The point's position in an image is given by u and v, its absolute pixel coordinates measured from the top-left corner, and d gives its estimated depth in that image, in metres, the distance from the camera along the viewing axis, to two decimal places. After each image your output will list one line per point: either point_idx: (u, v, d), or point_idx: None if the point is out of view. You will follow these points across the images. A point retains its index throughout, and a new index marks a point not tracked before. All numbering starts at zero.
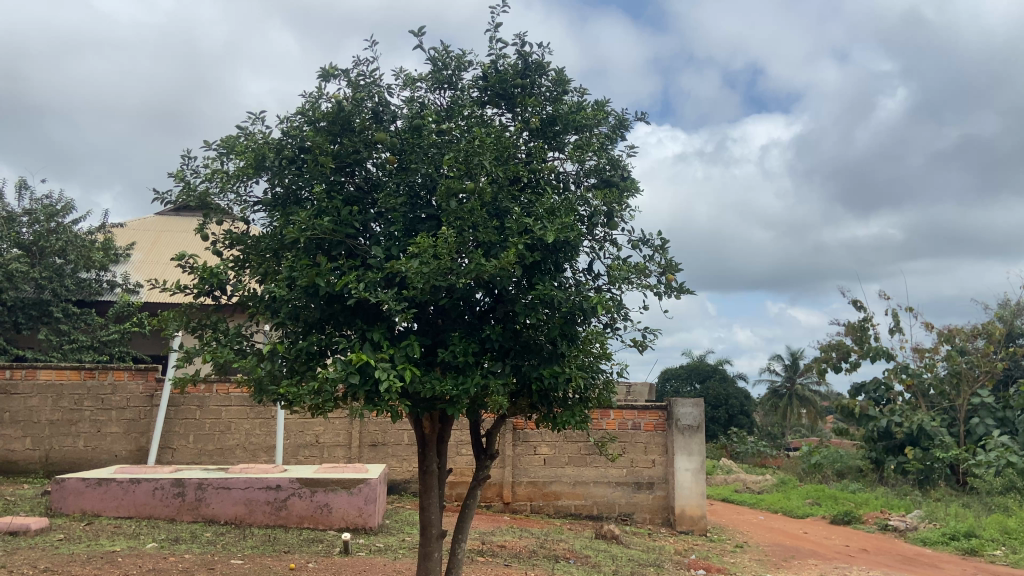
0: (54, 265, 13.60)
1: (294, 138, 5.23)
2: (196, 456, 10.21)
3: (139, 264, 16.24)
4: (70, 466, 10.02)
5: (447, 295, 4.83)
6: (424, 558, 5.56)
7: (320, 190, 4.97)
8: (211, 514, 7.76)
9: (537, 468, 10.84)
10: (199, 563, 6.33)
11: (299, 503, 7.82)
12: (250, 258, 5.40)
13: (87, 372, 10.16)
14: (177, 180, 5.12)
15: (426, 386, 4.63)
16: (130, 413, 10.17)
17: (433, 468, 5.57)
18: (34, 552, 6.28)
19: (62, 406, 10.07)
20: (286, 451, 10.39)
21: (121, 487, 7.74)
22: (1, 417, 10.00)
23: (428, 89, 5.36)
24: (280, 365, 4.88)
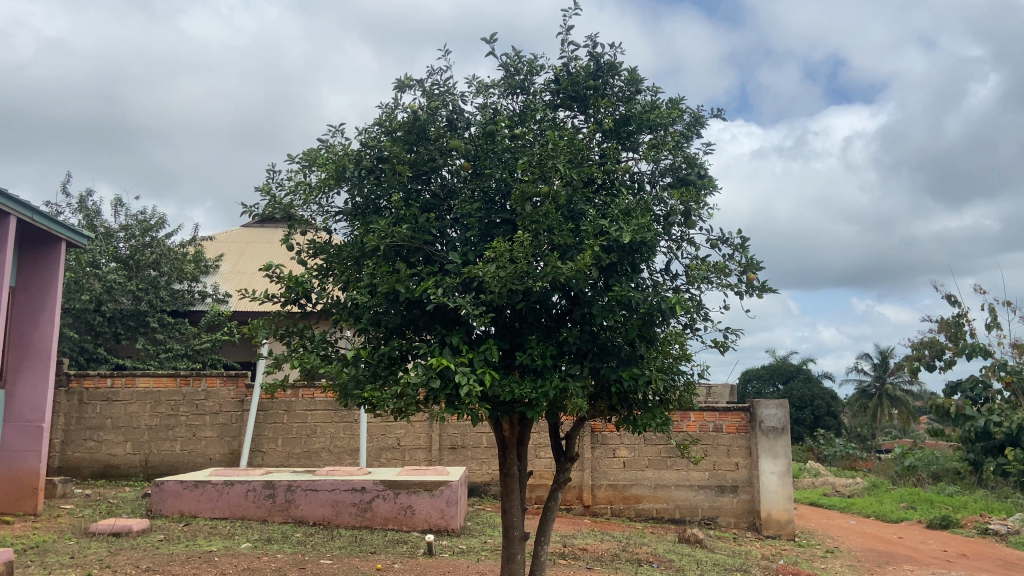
0: (150, 277, 14.33)
1: (372, 149, 5.38)
2: (285, 459, 10.55)
3: (228, 274, 16.94)
4: (168, 469, 10.52)
5: (524, 298, 4.88)
6: (508, 560, 5.61)
7: (398, 199, 5.10)
8: (300, 515, 8.01)
9: (617, 472, 10.74)
10: (290, 563, 6.55)
11: (383, 505, 7.98)
12: (333, 266, 5.59)
13: (182, 379, 10.65)
14: (264, 193, 5.34)
15: (505, 389, 4.68)
16: (223, 418, 10.60)
17: (514, 471, 5.61)
18: (137, 553, 6.62)
19: (159, 411, 10.59)
20: (370, 454, 10.62)
21: (217, 489, 8.09)
22: (104, 424, 10.57)
23: (501, 95, 5.42)
24: (364, 371, 5.03)
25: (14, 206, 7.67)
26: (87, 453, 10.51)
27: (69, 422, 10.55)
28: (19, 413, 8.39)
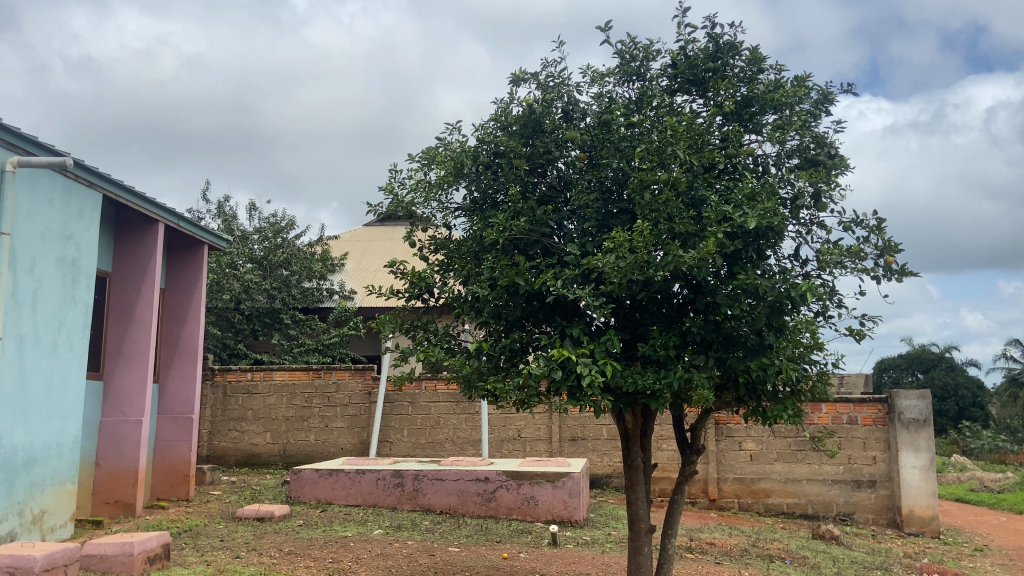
0: (282, 276, 15.16)
1: (489, 144, 5.45)
2: (411, 449, 10.90)
3: (353, 272, 17.65)
4: (304, 458, 11.10)
5: (645, 289, 4.82)
6: (635, 552, 5.56)
7: (515, 193, 5.15)
8: (427, 503, 8.24)
9: (744, 465, 10.43)
10: (420, 550, 6.76)
11: (507, 495, 8.08)
12: (453, 261, 5.71)
13: (315, 372, 11.20)
14: (387, 192, 5.53)
15: (628, 380, 4.64)
16: (352, 409, 11.08)
17: (638, 463, 5.55)
18: (280, 537, 7.02)
19: (295, 403, 11.17)
20: (492, 445, 10.79)
21: (349, 477, 8.48)
22: (246, 415, 11.26)
23: (617, 83, 5.36)
24: (486, 363, 5.12)
25: (161, 213, 8.28)
26: (232, 443, 11.24)
27: (215, 413, 11.31)
28: (171, 405, 9.06)
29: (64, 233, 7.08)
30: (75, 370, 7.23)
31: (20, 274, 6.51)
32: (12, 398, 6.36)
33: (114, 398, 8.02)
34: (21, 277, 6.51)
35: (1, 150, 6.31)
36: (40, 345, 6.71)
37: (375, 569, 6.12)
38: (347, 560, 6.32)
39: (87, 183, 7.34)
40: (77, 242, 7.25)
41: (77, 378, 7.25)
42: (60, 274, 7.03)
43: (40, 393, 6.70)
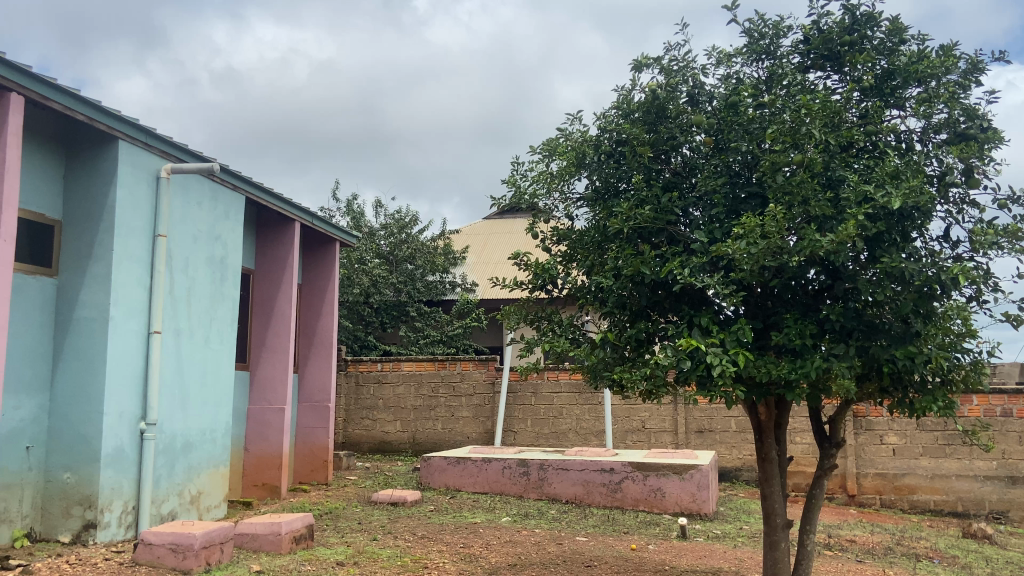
0: (408, 270, 15.64)
1: (611, 132, 5.38)
2: (535, 439, 11.01)
3: (475, 265, 18.01)
4: (432, 446, 11.44)
5: (778, 276, 4.66)
6: (770, 548, 5.39)
7: (639, 180, 5.08)
8: (553, 492, 8.31)
9: (886, 460, 9.88)
10: (548, 538, 6.83)
11: (633, 486, 8.01)
12: (576, 252, 5.71)
13: (440, 363, 11.52)
14: (508, 185, 5.59)
15: (762, 370, 4.49)
16: (477, 399, 11.33)
17: (773, 456, 5.37)
18: (413, 521, 7.28)
19: (422, 393, 11.53)
20: (616, 436, 10.74)
21: (477, 466, 8.69)
22: (377, 404, 11.72)
23: (745, 63, 5.19)
24: (613, 353, 5.10)
25: (297, 212, 8.73)
26: (365, 430, 11.74)
27: (348, 402, 11.84)
28: (310, 394, 9.56)
29: (213, 233, 7.60)
30: (225, 361, 7.76)
31: (176, 272, 7.05)
32: (171, 387, 6.90)
33: (259, 387, 8.56)
34: (177, 275, 7.05)
35: (157, 159, 6.84)
36: (194, 338, 7.25)
37: (506, 555, 6.24)
38: (477, 546, 6.48)
39: (232, 186, 7.84)
40: (224, 241, 7.78)
41: (227, 368, 7.78)
42: (210, 272, 7.56)
43: (195, 382, 7.24)
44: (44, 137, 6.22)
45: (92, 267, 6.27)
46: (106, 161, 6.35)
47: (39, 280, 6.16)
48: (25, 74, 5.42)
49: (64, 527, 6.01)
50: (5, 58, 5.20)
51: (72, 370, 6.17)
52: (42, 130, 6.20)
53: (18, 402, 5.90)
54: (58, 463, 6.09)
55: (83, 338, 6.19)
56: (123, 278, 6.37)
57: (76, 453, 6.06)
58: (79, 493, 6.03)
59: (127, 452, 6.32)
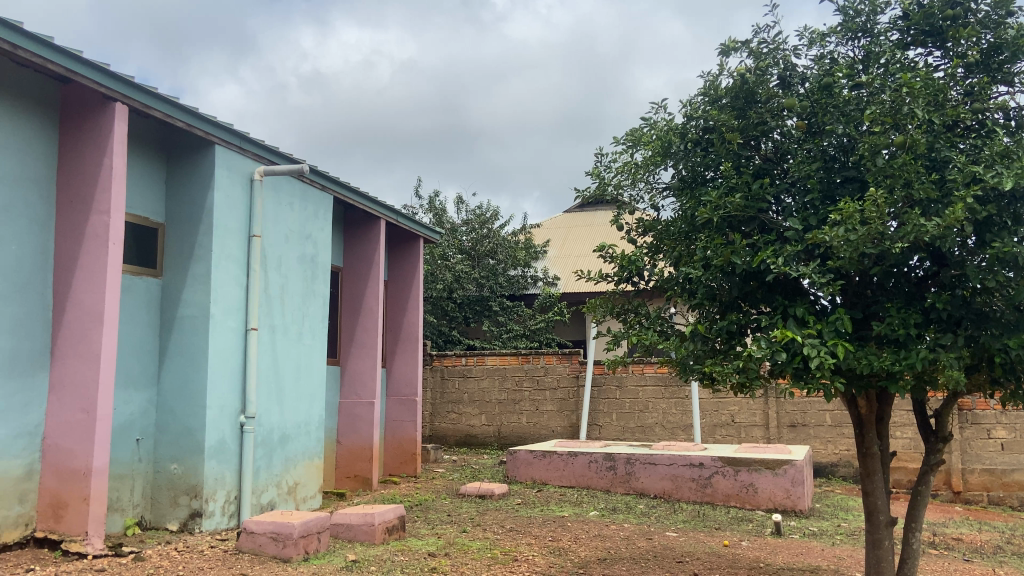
0: (490, 265, 15.74)
1: (697, 120, 5.25)
2: (621, 433, 10.91)
3: (556, 259, 17.98)
4: (518, 440, 11.50)
5: (879, 264, 4.46)
6: (874, 546, 5.18)
7: (728, 168, 4.94)
8: (641, 487, 8.22)
9: (993, 455, 9.37)
10: (638, 533, 6.76)
11: (724, 481, 7.85)
12: (663, 243, 5.60)
13: (524, 357, 11.57)
14: (592, 176, 5.52)
15: (862, 362, 4.30)
16: (562, 393, 11.33)
17: (875, 451, 5.14)
18: (501, 514, 7.33)
19: (507, 386, 11.60)
20: (704, 430, 10.53)
21: (563, 459, 8.69)
22: (462, 397, 11.85)
23: (839, 42, 4.98)
24: (703, 346, 4.98)
25: (381, 209, 8.90)
26: (451, 424, 11.89)
27: (434, 396, 12.01)
28: (397, 388, 9.75)
29: (303, 232, 7.83)
30: (318, 356, 8.00)
31: (270, 271, 7.30)
32: (268, 381, 7.16)
33: (350, 381, 8.79)
34: (271, 274, 7.30)
35: (251, 162, 7.09)
36: (289, 334, 7.50)
37: (596, 549, 6.20)
38: (566, 540, 6.47)
39: (320, 186, 8.06)
40: (314, 240, 8.01)
41: (319, 363, 8.01)
42: (302, 270, 7.79)
43: (290, 376, 7.49)
44: (147, 144, 6.54)
45: (193, 267, 6.55)
46: (203, 165, 6.63)
47: (146, 280, 6.48)
48: (128, 84, 5.70)
49: (172, 516, 6.31)
50: (109, 69, 5.48)
51: (177, 366, 6.48)
52: (146, 138, 6.51)
53: (128, 396, 6.23)
54: (166, 455, 6.40)
55: (186, 335, 6.48)
56: (222, 278, 6.64)
57: (182, 445, 6.36)
58: (185, 483, 6.32)
59: (228, 444, 6.59)
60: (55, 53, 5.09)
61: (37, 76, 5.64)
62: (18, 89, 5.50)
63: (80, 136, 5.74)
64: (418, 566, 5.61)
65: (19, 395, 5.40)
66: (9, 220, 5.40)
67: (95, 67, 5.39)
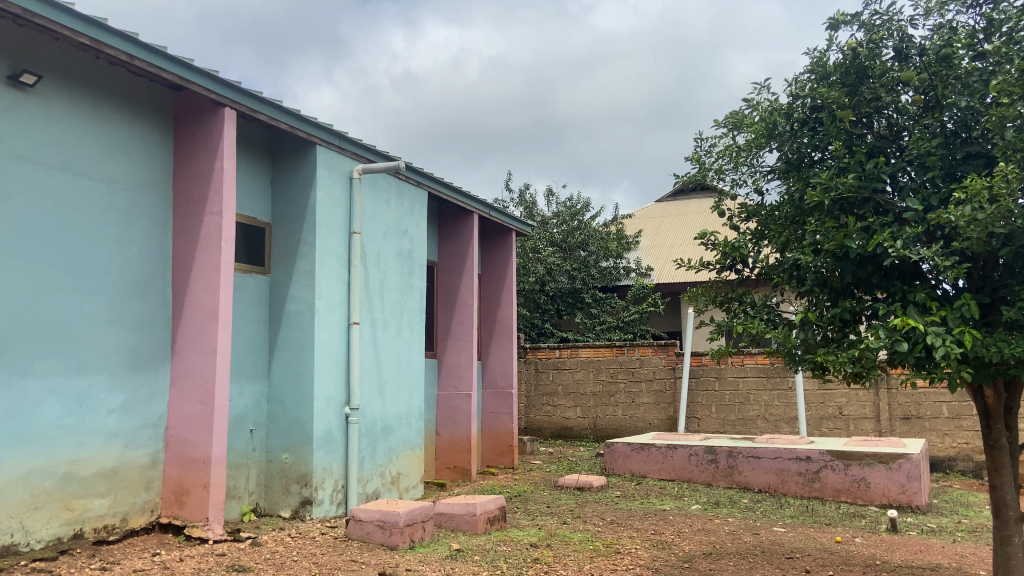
0: (581, 257, 15.67)
1: (804, 98, 5.03)
2: (721, 426, 10.67)
3: (648, 250, 17.74)
4: (614, 432, 11.41)
5: (1009, 245, 4.18)
6: (1003, 543, 4.88)
7: (840, 147, 4.69)
8: (744, 481, 8.01)
9: None
10: (743, 527, 6.59)
11: (833, 476, 7.56)
12: (768, 229, 5.37)
13: (618, 349, 11.47)
14: (692, 162, 5.37)
15: (991, 350, 4.02)
16: (658, 385, 11.17)
17: (1004, 444, 4.81)
18: (601, 506, 7.29)
19: (602, 378, 11.53)
20: (810, 423, 10.17)
21: (662, 452, 8.59)
22: (557, 390, 11.85)
23: (960, 9, 4.66)
24: (814, 335, 4.73)
25: (474, 204, 8.99)
26: (546, 416, 11.91)
27: (529, 388, 12.06)
28: (493, 380, 9.83)
29: (400, 228, 7.99)
30: (416, 349, 8.15)
31: (370, 266, 7.47)
32: (370, 374, 7.34)
33: (447, 374, 8.91)
34: (371, 269, 7.48)
35: (350, 161, 7.28)
36: (389, 327, 7.67)
37: (700, 543, 6.06)
38: (669, 533, 6.37)
39: (415, 182, 8.20)
40: (411, 235, 8.16)
41: (417, 356, 8.16)
42: (400, 265, 7.95)
43: (391, 369, 7.66)
44: (253, 146, 6.79)
45: (298, 264, 6.77)
46: (306, 165, 6.84)
47: (256, 278, 6.75)
48: (236, 90, 5.92)
49: (285, 503, 6.55)
50: (219, 76, 5.72)
51: (286, 359, 6.72)
52: (252, 140, 6.77)
53: (242, 389, 6.50)
54: (277, 445, 6.65)
55: (294, 330, 6.70)
56: (325, 274, 6.84)
57: (292, 435, 6.59)
58: (295, 472, 6.55)
59: (335, 435, 6.80)
60: (170, 62, 5.34)
61: (154, 86, 5.94)
62: (137, 98, 5.80)
63: (193, 141, 6.01)
64: (522, 556, 5.63)
65: (144, 387, 5.72)
66: (133, 223, 5.71)
67: (205, 74, 5.63)
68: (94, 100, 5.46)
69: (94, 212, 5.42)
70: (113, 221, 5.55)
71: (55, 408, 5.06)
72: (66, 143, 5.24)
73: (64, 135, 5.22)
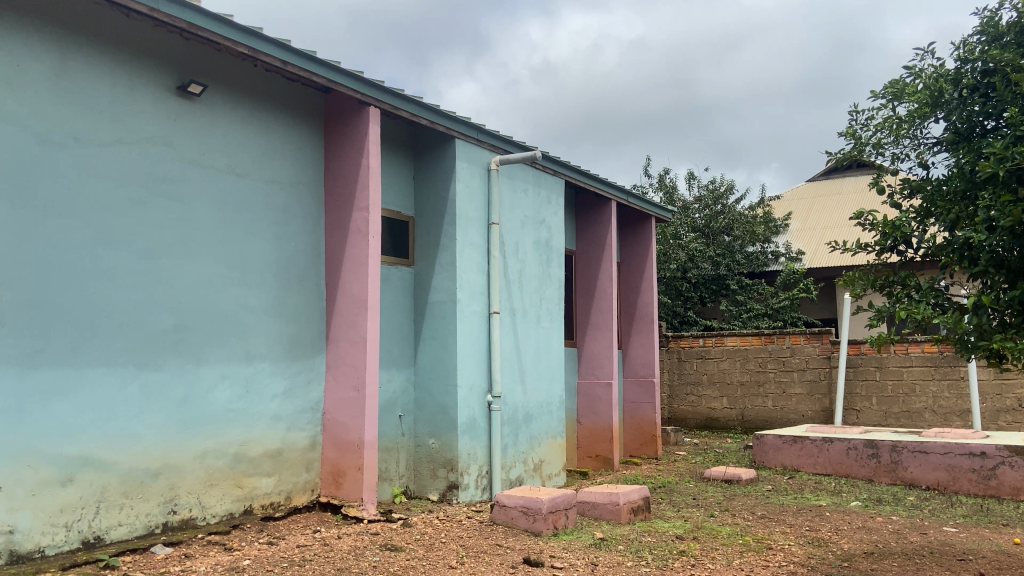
0: (725, 242, 15.13)
1: (974, 63, 4.53)
2: (882, 419, 9.97)
3: (798, 233, 16.86)
4: (764, 424, 10.94)
5: None
6: None
7: (1015, 113, 4.19)
8: (910, 478, 7.44)
9: None
10: (908, 526, 6.11)
11: (1011, 473, 6.85)
12: (934, 206, 4.86)
13: (767, 337, 10.98)
14: (849, 137, 4.90)
15: None
16: (812, 375, 10.60)
17: None
18: (751, 500, 7.01)
19: (750, 368, 11.09)
20: (985, 416, 9.30)
21: (816, 445, 8.13)
22: (701, 379, 11.52)
23: None
24: (990, 319, 4.25)
25: (612, 191, 8.89)
26: (690, 406, 11.60)
27: (672, 377, 11.78)
28: (634, 369, 9.70)
29: (538, 218, 8.03)
30: (556, 337, 8.17)
31: (509, 256, 7.56)
32: (511, 362, 7.44)
33: (587, 363, 8.88)
34: (510, 259, 7.56)
35: (488, 152, 7.39)
36: (528, 316, 7.74)
37: (860, 542, 5.68)
38: (825, 530, 6.01)
39: (552, 171, 8.22)
40: (548, 224, 8.18)
41: (557, 344, 8.18)
42: (538, 255, 8.00)
43: (532, 358, 7.72)
44: (396, 143, 7.04)
45: (440, 255, 6.96)
46: (446, 159, 7.01)
47: (401, 270, 7.00)
48: (380, 89, 6.16)
49: (433, 487, 6.77)
50: (364, 76, 5.97)
51: (431, 348, 6.94)
52: (395, 138, 7.03)
53: (390, 376, 6.78)
54: (425, 430, 6.88)
55: (437, 319, 6.91)
56: (466, 264, 6.99)
57: (439, 421, 6.80)
58: (442, 457, 6.76)
59: (479, 421, 6.95)
60: (319, 66, 5.63)
61: (305, 90, 6.29)
62: (290, 102, 6.16)
63: (342, 140, 6.32)
64: (668, 547, 5.51)
65: (302, 373, 6.08)
66: (289, 220, 6.07)
67: (351, 76, 5.89)
68: (253, 106, 5.85)
69: (255, 211, 5.81)
70: (271, 219, 5.93)
71: (225, 393, 5.49)
72: (229, 148, 5.64)
73: (227, 140, 5.63)
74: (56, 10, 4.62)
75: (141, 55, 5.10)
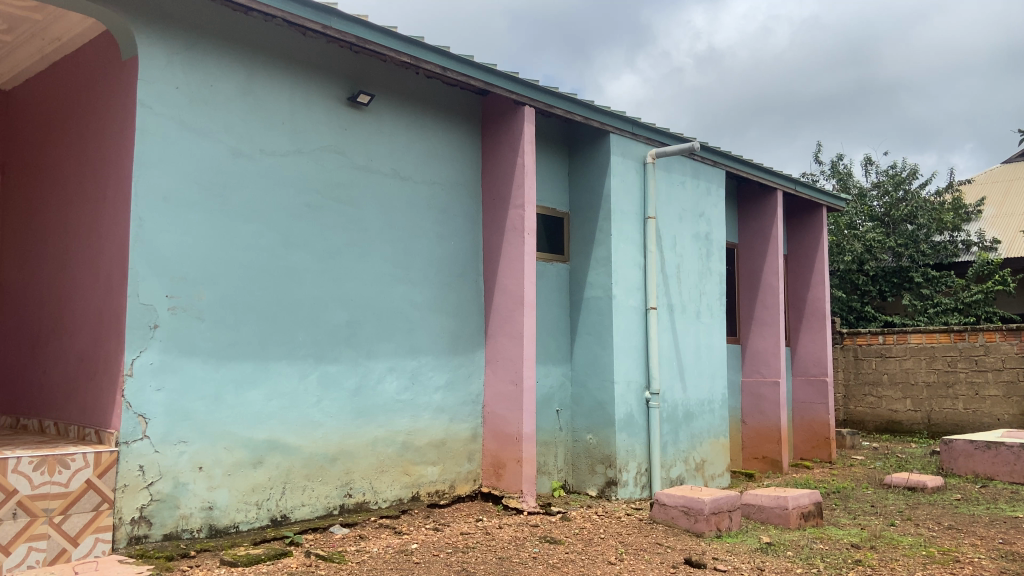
0: (909, 231, 13.96)
1: None
2: None
3: (994, 218, 15.24)
4: (954, 429, 9.96)
5: None
6: None
7: None
8: None
9: None
10: None
11: None
12: None
13: (957, 335, 10.00)
14: None
15: None
16: (1009, 375, 9.51)
17: None
18: (937, 509, 6.41)
19: (937, 367, 10.15)
20: None
21: (1014, 453, 7.29)
22: (881, 379, 10.69)
23: None
24: None
25: (777, 180, 8.47)
26: (869, 408, 10.80)
27: (848, 377, 11.03)
28: (805, 367, 9.17)
29: (697, 210, 7.81)
30: (717, 333, 7.91)
31: (666, 250, 7.41)
32: (669, 358, 7.29)
33: (752, 360, 8.51)
34: (667, 253, 7.41)
35: (643, 146, 7.29)
36: (687, 312, 7.54)
37: None
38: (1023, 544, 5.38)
39: (711, 162, 7.96)
40: (708, 217, 7.93)
41: (718, 340, 7.91)
42: (697, 248, 7.78)
43: (691, 354, 7.52)
44: (551, 140, 7.12)
45: (596, 250, 6.95)
46: (600, 154, 6.99)
47: (557, 266, 7.07)
48: (535, 88, 6.25)
49: (591, 482, 6.77)
50: (519, 77, 6.08)
51: (587, 343, 6.95)
52: (550, 135, 7.10)
53: (547, 371, 6.86)
54: (582, 426, 6.91)
55: (593, 315, 6.90)
56: (622, 259, 6.93)
57: (596, 417, 6.80)
58: (600, 453, 6.74)
59: (637, 418, 6.87)
60: (475, 69, 5.81)
61: (464, 94, 6.51)
62: (450, 105, 6.40)
63: (499, 140, 6.48)
64: (840, 556, 5.17)
65: (463, 367, 6.31)
66: (450, 219, 6.32)
67: (507, 77, 6.02)
68: (415, 111, 6.14)
69: (419, 212, 6.09)
70: (433, 219, 6.20)
71: (393, 385, 5.80)
72: (394, 153, 5.96)
73: (393, 146, 5.95)
74: (243, 36, 5.09)
75: (316, 70, 5.51)
